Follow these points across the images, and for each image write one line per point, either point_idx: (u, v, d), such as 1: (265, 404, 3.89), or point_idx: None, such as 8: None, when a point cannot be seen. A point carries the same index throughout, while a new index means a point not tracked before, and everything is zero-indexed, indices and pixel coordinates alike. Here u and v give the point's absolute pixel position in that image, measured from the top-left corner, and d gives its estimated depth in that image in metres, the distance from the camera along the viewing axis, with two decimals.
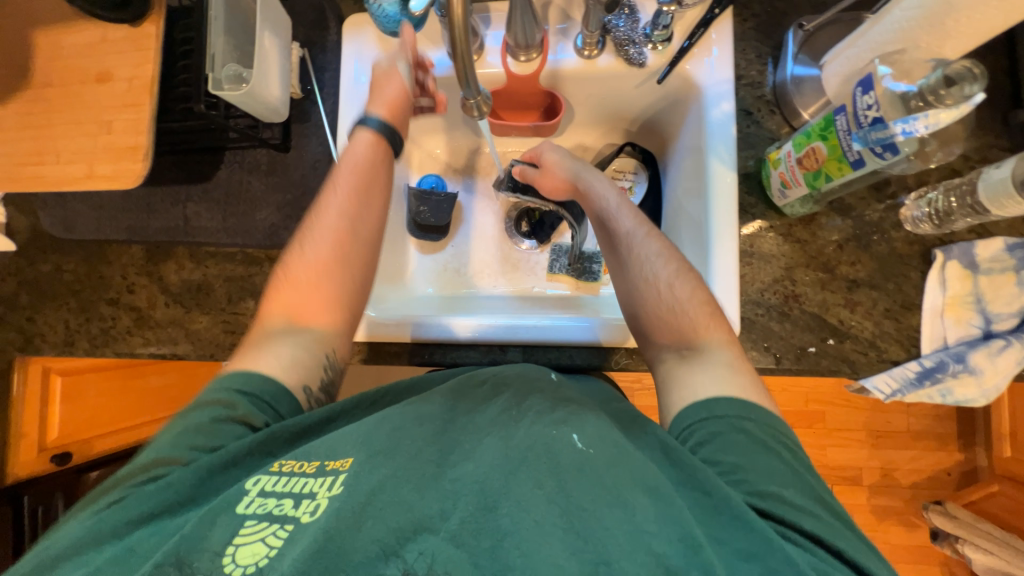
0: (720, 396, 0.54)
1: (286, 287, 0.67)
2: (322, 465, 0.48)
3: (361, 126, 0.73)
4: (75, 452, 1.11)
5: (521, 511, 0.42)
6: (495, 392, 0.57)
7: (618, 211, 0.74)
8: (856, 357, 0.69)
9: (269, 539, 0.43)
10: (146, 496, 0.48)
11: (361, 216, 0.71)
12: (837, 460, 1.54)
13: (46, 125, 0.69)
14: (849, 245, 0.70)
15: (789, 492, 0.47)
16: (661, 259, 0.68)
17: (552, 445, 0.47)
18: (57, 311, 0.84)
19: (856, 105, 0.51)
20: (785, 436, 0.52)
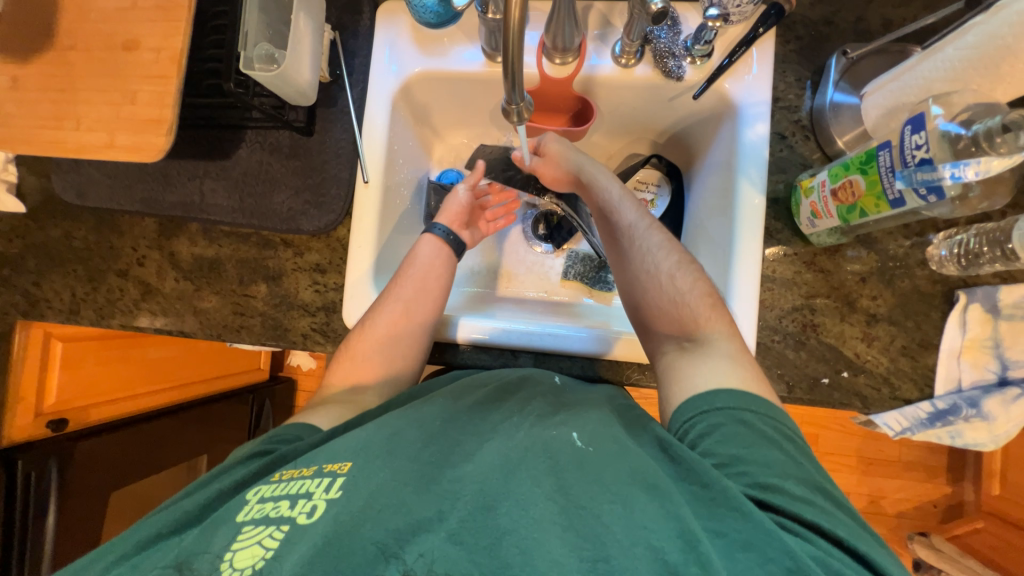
0: (720, 387, 0.53)
1: (349, 358, 0.70)
2: (320, 469, 0.47)
3: (428, 233, 0.80)
4: (70, 418, 1.08)
5: (520, 509, 0.40)
6: (499, 398, 0.57)
7: (621, 204, 0.74)
8: (869, 392, 0.69)
9: (266, 541, 0.41)
10: (160, 517, 0.48)
11: (420, 299, 0.73)
12: None
13: (69, 89, 0.67)
14: (872, 278, 0.70)
15: (789, 483, 0.46)
16: (662, 252, 0.69)
17: (549, 444, 0.47)
18: (64, 278, 0.83)
19: (904, 143, 0.51)
20: (785, 426, 0.51)
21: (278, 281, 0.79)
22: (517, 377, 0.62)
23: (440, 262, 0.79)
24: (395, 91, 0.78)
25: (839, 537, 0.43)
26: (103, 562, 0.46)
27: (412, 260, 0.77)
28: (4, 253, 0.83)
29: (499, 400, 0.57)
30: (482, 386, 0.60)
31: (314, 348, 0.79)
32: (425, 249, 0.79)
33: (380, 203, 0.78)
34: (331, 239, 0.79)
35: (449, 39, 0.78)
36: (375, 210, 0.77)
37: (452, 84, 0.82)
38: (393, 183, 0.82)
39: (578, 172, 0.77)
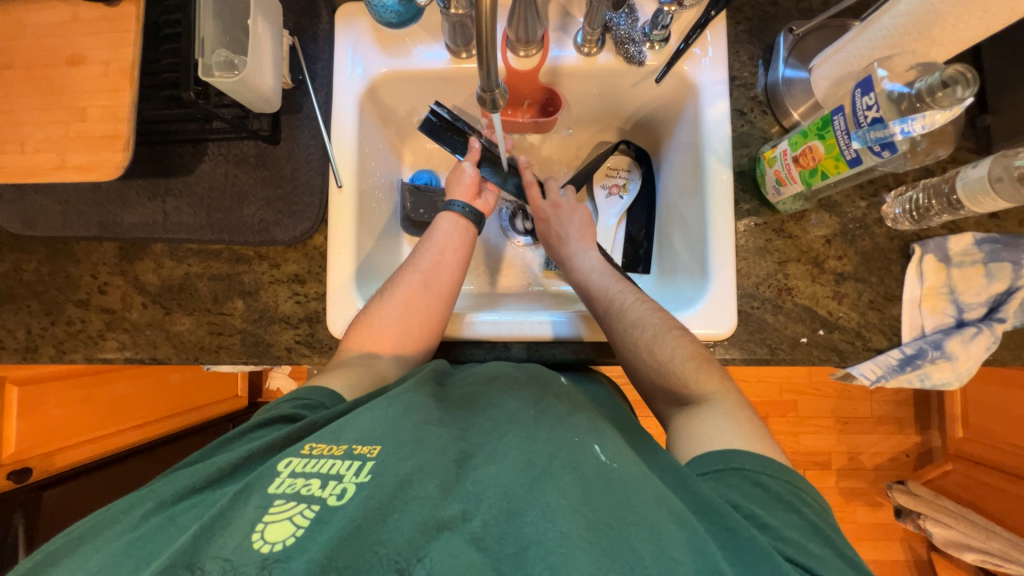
0: (740, 448, 0.52)
1: (361, 325, 0.68)
2: (350, 449, 0.44)
3: (445, 211, 0.78)
4: (34, 467, 1.00)
5: (548, 520, 0.39)
6: (516, 389, 0.56)
7: (594, 281, 0.74)
8: (844, 346, 0.73)
9: (297, 518, 0.40)
10: (195, 471, 0.47)
11: (435, 274, 0.72)
12: (809, 446, 1.64)
13: (8, 111, 0.63)
14: (836, 240, 0.74)
15: (809, 543, 0.45)
16: (638, 334, 0.66)
17: (574, 454, 0.45)
18: (16, 314, 0.77)
19: (856, 105, 0.54)
20: (807, 493, 0.50)
21: (255, 295, 0.77)
22: (513, 369, 0.62)
23: (458, 235, 0.76)
24: (361, 93, 0.77)
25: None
26: (143, 510, 0.44)
27: (429, 236, 0.76)
28: None
29: (516, 390, 0.56)
30: (496, 381, 0.59)
31: (300, 361, 0.77)
32: (444, 224, 0.77)
33: (356, 206, 0.77)
34: (308, 247, 0.77)
35: (411, 38, 0.78)
36: (351, 213, 0.76)
37: (418, 84, 0.81)
38: (366, 184, 0.81)
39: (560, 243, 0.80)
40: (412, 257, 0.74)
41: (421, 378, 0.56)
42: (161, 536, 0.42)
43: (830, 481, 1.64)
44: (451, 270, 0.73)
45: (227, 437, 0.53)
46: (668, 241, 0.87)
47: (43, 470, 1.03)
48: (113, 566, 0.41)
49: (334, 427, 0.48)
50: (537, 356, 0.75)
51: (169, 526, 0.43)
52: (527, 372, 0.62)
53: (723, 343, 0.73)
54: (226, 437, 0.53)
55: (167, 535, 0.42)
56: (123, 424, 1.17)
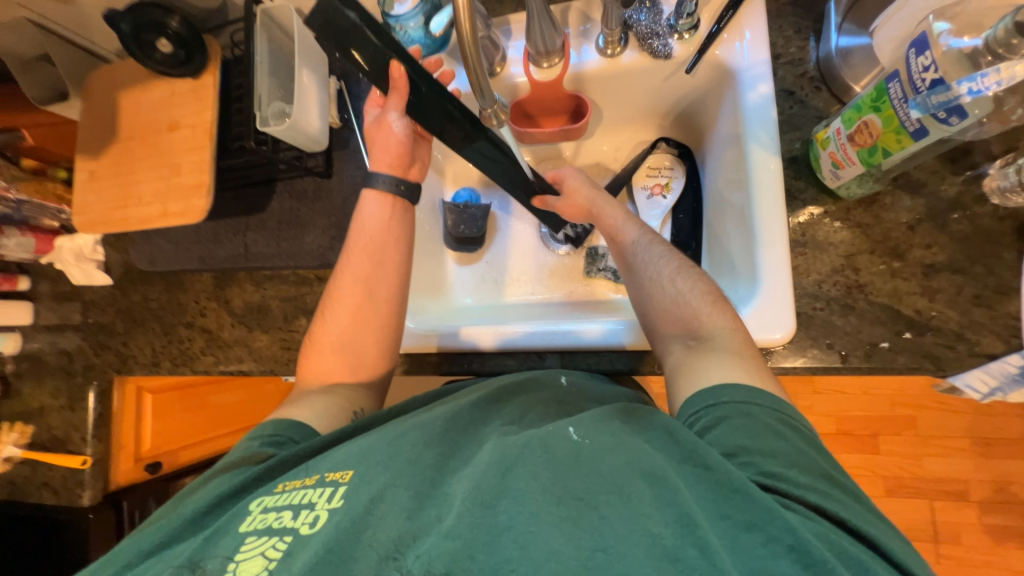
0: (726, 381, 0.50)
1: (314, 355, 0.72)
2: (322, 478, 0.49)
3: (366, 189, 0.75)
4: (164, 462, 1.20)
5: (518, 504, 0.41)
6: (499, 401, 0.59)
7: (624, 225, 0.73)
8: (942, 352, 0.60)
9: (269, 552, 0.44)
10: (161, 526, 0.52)
11: (375, 277, 0.73)
12: (936, 472, 1.38)
13: (130, 173, 0.79)
14: (922, 225, 0.63)
15: (793, 472, 0.43)
16: (663, 259, 0.66)
17: (545, 439, 0.47)
18: (145, 335, 0.95)
19: (910, 68, 0.47)
20: (794, 420, 0.48)
21: (316, 313, 0.86)
22: (521, 379, 0.64)
23: (385, 214, 0.74)
24: None
25: (842, 518, 0.40)
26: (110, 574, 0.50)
27: (357, 224, 0.75)
28: (100, 320, 0.98)
29: (497, 405, 0.59)
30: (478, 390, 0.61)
31: None
32: (369, 206, 0.74)
33: None
34: None
35: None
36: None
37: None
38: None
39: (592, 208, 0.77)
40: (348, 249, 0.74)
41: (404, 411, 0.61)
42: None
43: (970, 515, 1.35)
44: (388, 269, 0.73)
45: (196, 487, 0.57)
46: (721, 239, 0.80)
47: (171, 463, 1.23)
48: None
49: (309, 464, 0.53)
50: (571, 365, 0.74)
51: None
52: (528, 377, 0.65)
53: (781, 350, 0.65)
54: (192, 488, 0.58)
55: None
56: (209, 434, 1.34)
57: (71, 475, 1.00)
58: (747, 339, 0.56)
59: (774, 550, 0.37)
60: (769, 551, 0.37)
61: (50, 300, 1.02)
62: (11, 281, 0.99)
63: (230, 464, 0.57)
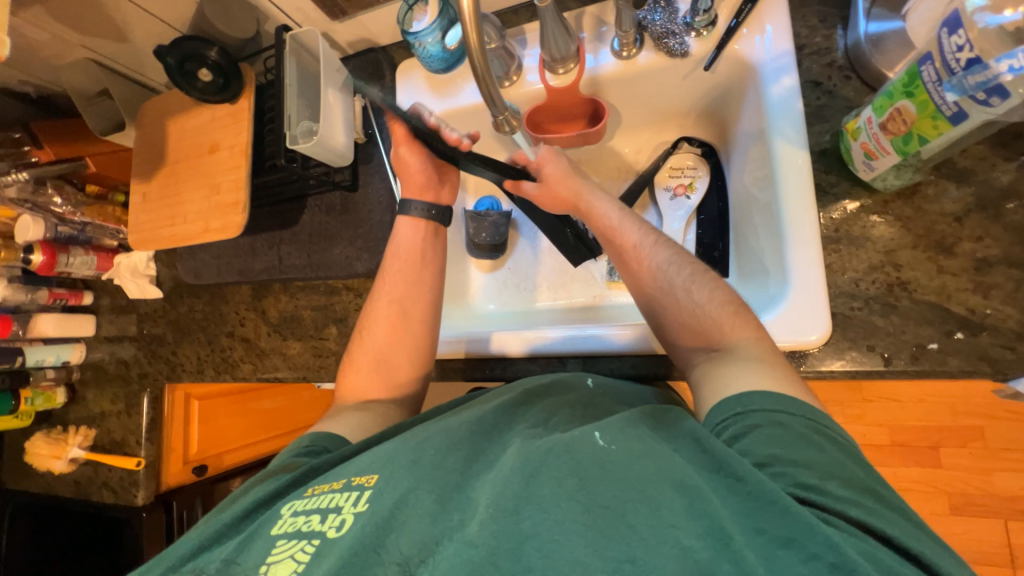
0: (754, 390, 0.48)
1: (352, 372, 0.74)
2: (349, 482, 0.51)
3: (402, 215, 0.79)
4: (209, 464, 1.27)
5: (542, 512, 0.41)
6: (525, 404, 0.58)
7: (623, 224, 0.69)
8: (1000, 353, 0.55)
9: (298, 554, 0.45)
10: (197, 532, 0.53)
11: (411, 295, 0.76)
12: (1009, 488, 1.25)
13: (177, 193, 0.85)
14: (971, 216, 0.58)
15: (830, 483, 0.40)
16: (674, 266, 0.63)
17: (571, 444, 0.46)
18: (191, 345, 1.02)
19: (942, 50, 0.45)
20: (830, 429, 0.45)
21: (344, 321, 0.89)
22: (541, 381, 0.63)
23: (417, 235, 0.79)
24: None
25: (886, 534, 0.37)
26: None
27: (393, 246, 0.78)
28: (152, 331, 1.06)
29: (523, 408, 0.58)
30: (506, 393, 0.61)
31: None
32: (404, 230, 0.79)
33: None
34: None
35: (460, 79, 0.85)
36: None
37: (470, 119, 0.88)
38: None
39: (578, 200, 0.73)
40: (384, 271, 0.77)
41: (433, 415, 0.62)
42: None
43: None
44: (423, 288, 0.77)
45: (229, 499, 0.58)
46: (749, 239, 0.77)
47: (215, 465, 1.30)
48: None
49: (337, 470, 0.55)
50: (594, 370, 0.73)
51: None
52: (553, 378, 0.65)
53: (815, 353, 0.61)
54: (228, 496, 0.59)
55: None
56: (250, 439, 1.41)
57: (127, 476, 1.07)
58: (775, 347, 0.54)
59: (813, 567, 0.35)
60: (809, 569, 0.35)
61: (110, 314, 1.11)
62: (76, 296, 1.08)
63: (265, 473, 0.59)
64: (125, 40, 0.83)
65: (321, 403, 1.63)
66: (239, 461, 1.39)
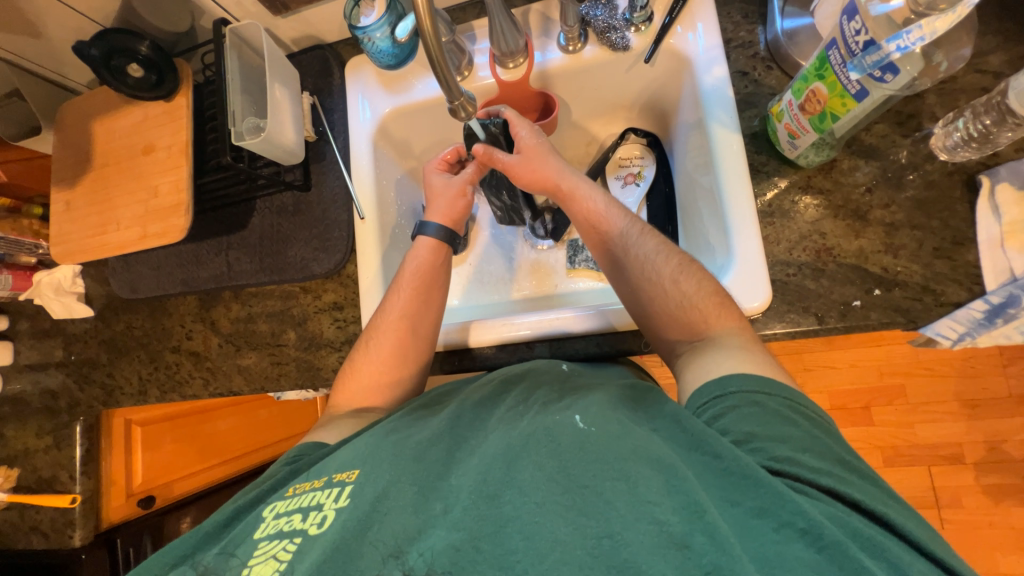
0: (732, 372, 0.50)
1: (352, 379, 0.71)
2: (330, 478, 0.49)
3: (421, 233, 0.77)
4: (157, 495, 1.18)
5: (522, 496, 0.40)
6: (503, 391, 0.58)
7: (609, 212, 0.69)
8: (910, 305, 0.63)
9: (280, 554, 0.43)
10: (175, 545, 0.50)
11: (420, 315, 0.72)
12: (930, 437, 1.40)
13: (107, 199, 0.79)
14: (879, 187, 0.66)
15: (803, 455, 0.43)
16: (661, 257, 0.64)
17: (551, 429, 0.46)
18: (130, 364, 0.94)
19: (844, 33, 0.51)
20: (804, 407, 0.48)
21: (304, 325, 0.86)
22: (513, 368, 0.63)
23: (435, 261, 0.76)
24: (373, 132, 0.86)
25: (857, 500, 0.40)
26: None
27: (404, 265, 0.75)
28: (83, 354, 0.96)
29: (503, 395, 0.57)
30: (485, 384, 0.60)
31: None
32: (421, 250, 0.76)
33: (378, 234, 0.84)
34: (343, 277, 0.86)
35: (411, 76, 0.85)
36: (374, 243, 0.84)
37: (423, 115, 0.88)
38: (388, 216, 0.88)
39: (557, 179, 0.72)
40: (395, 282, 0.74)
41: (415, 406, 0.60)
42: None
43: (967, 478, 1.37)
44: (431, 315, 0.74)
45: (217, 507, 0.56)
46: (696, 222, 0.82)
47: (164, 496, 1.22)
48: None
49: (318, 468, 0.53)
50: (561, 352, 0.75)
51: None
52: (528, 365, 0.64)
53: (760, 318, 0.66)
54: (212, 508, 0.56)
55: None
56: (201, 465, 1.31)
57: (61, 515, 0.96)
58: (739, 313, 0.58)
59: (787, 535, 0.37)
60: (781, 536, 0.37)
61: (30, 338, 1.00)
62: None
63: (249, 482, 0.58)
64: (39, 36, 0.76)
65: (288, 420, 1.55)
66: (196, 487, 1.31)
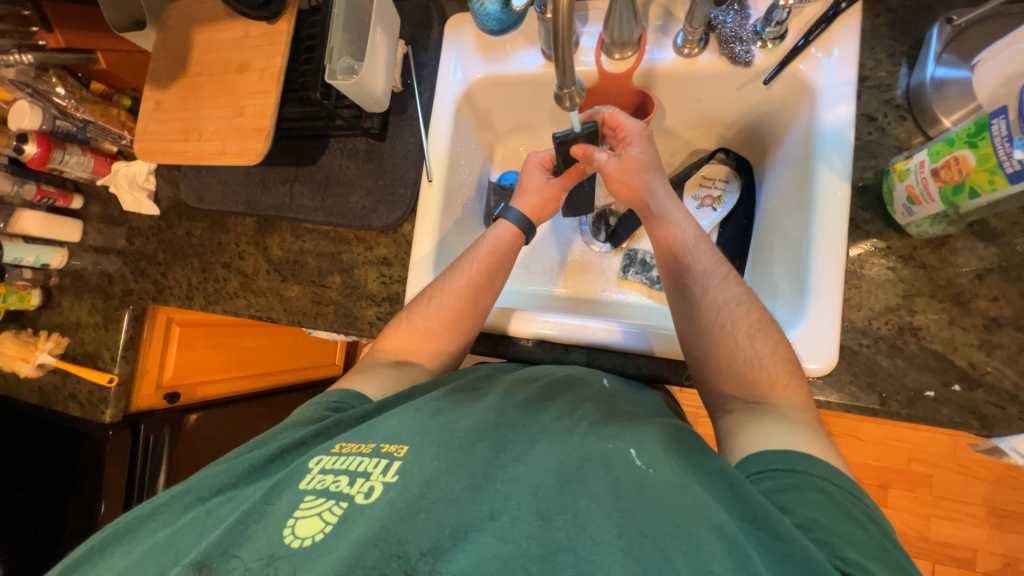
0: (796, 448, 0.47)
1: (401, 330, 0.71)
2: (377, 448, 0.49)
3: (502, 217, 0.76)
4: (182, 393, 1.24)
5: (578, 527, 0.39)
6: (548, 397, 0.57)
7: (696, 247, 0.65)
8: (990, 410, 0.58)
9: (326, 514, 0.44)
10: (225, 469, 0.53)
11: (482, 296, 0.71)
12: (945, 536, 1.33)
13: (194, 108, 0.81)
14: (991, 276, 0.60)
15: (875, 565, 0.39)
16: (741, 308, 0.60)
17: (607, 458, 0.45)
18: (183, 269, 0.98)
19: (1022, 105, 0.46)
20: (870, 507, 0.44)
21: (350, 273, 0.87)
22: (554, 370, 0.64)
23: (507, 250, 0.75)
24: (459, 96, 0.83)
25: None
26: (184, 502, 0.51)
27: (483, 240, 0.75)
28: (142, 249, 1.01)
29: (547, 401, 0.56)
30: (529, 385, 0.59)
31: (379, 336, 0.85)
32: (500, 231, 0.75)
33: (441, 199, 0.83)
34: (398, 235, 0.86)
35: (510, 45, 0.82)
36: (435, 207, 0.82)
37: (512, 88, 0.85)
38: (455, 184, 0.87)
39: (647, 201, 0.70)
40: (466, 256, 0.73)
41: (454, 386, 0.60)
42: (201, 526, 0.48)
43: None
44: (489, 297, 0.72)
45: (258, 437, 0.59)
46: (768, 263, 0.76)
47: (188, 396, 1.28)
48: (158, 552, 0.48)
49: (363, 429, 0.53)
50: (597, 363, 0.73)
51: (207, 518, 0.49)
52: (569, 372, 0.63)
53: (818, 382, 0.62)
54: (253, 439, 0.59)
55: (207, 526, 0.48)
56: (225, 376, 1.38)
57: (97, 391, 1.03)
58: (795, 372, 0.56)
59: None
60: None
61: (98, 223, 1.05)
62: (65, 199, 1.03)
63: (287, 423, 0.59)
64: None
65: (311, 352, 1.62)
66: (216, 395, 1.37)
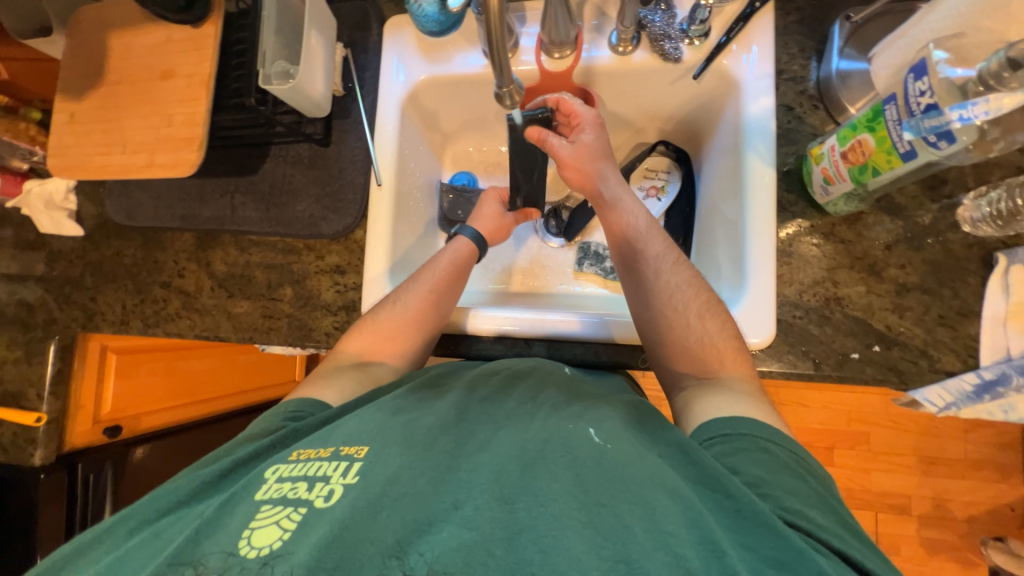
0: (743, 415, 0.51)
1: (361, 338, 0.70)
2: (337, 451, 0.48)
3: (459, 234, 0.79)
4: (125, 426, 1.15)
5: (540, 505, 0.40)
6: (511, 385, 0.58)
7: (648, 232, 0.69)
8: (905, 366, 0.64)
9: (283, 522, 0.42)
10: (174, 488, 0.50)
11: (444, 300, 0.72)
12: (884, 486, 1.46)
13: (115, 119, 0.75)
14: (899, 246, 0.67)
15: (813, 512, 0.43)
16: (691, 290, 0.63)
17: (567, 438, 0.46)
18: (115, 292, 0.91)
19: (907, 92, 0.51)
20: (808, 462, 0.48)
21: (302, 283, 0.84)
22: (513, 363, 0.64)
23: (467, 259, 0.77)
24: (403, 98, 0.83)
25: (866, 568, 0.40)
26: (128, 527, 0.48)
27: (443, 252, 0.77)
28: (66, 273, 0.93)
29: (509, 391, 0.57)
30: (491, 378, 0.60)
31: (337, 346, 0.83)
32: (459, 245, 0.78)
33: (392, 203, 0.82)
34: (350, 241, 0.84)
35: (451, 46, 0.82)
36: (387, 210, 0.81)
37: (457, 89, 0.85)
38: (405, 186, 0.86)
39: (600, 186, 0.73)
40: (428, 265, 0.74)
41: (416, 385, 0.60)
42: (147, 549, 0.46)
43: (909, 529, 1.44)
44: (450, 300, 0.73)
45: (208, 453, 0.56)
46: (711, 247, 0.81)
47: (131, 428, 1.18)
48: None
49: (322, 435, 0.52)
50: (558, 355, 0.75)
51: (153, 540, 0.46)
52: (530, 364, 0.64)
53: (760, 354, 0.67)
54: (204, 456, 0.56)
55: (153, 548, 0.45)
56: (174, 403, 1.29)
57: (24, 432, 0.94)
58: (738, 346, 0.60)
59: None
60: None
61: (12, 248, 0.96)
62: None
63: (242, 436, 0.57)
64: None
65: (268, 370, 1.54)
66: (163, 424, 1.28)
